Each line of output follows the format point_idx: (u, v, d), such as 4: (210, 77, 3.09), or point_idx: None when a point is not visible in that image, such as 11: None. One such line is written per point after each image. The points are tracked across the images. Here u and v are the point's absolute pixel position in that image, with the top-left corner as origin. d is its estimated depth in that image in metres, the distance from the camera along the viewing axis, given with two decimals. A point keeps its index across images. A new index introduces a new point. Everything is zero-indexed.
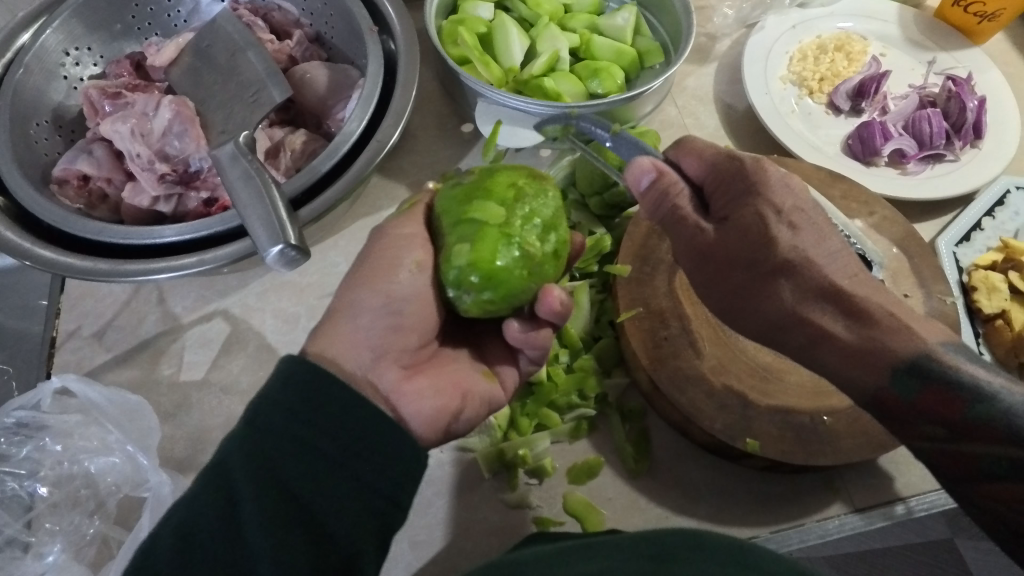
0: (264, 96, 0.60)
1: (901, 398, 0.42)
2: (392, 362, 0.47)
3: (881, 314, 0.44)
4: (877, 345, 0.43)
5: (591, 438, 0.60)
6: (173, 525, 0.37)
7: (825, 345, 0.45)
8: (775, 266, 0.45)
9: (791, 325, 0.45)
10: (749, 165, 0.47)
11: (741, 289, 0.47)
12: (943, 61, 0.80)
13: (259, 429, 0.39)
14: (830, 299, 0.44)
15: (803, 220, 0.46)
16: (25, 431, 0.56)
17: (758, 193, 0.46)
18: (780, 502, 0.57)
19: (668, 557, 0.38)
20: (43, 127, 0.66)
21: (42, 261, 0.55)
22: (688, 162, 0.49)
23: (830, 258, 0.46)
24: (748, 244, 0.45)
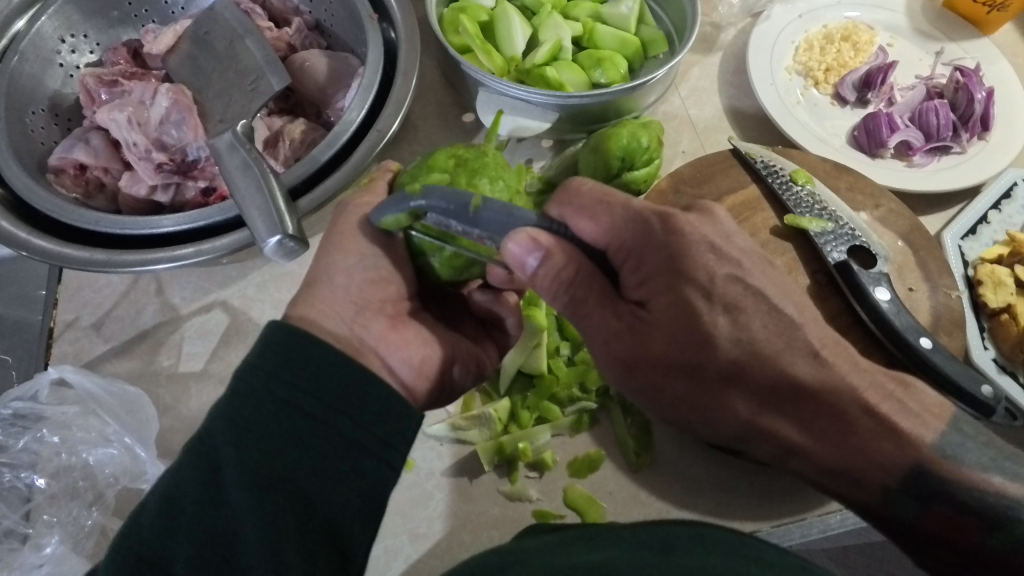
0: (263, 85, 0.59)
1: (899, 516, 0.45)
2: (376, 313, 0.48)
3: (857, 415, 0.43)
4: (858, 453, 0.44)
5: (592, 431, 0.59)
6: (159, 492, 0.38)
7: (799, 456, 0.45)
8: (725, 378, 0.42)
9: (752, 436, 0.45)
10: (658, 229, 0.42)
11: (692, 400, 0.43)
12: (951, 51, 0.79)
13: (242, 394, 0.40)
14: (787, 408, 0.43)
15: (739, 295, 0.41)
16: (21, 422, 0.56)
17: (684, 273, 0.41)
18: (782, 496, 0.57)
19: (669, 547, 0.38)
20: (39, 116, 0.65)
21: (40, 251, 0.54)
22: (582, 223, 0.43)
23: (775, 343, 0.42)
24: (685, 350, 0.41)
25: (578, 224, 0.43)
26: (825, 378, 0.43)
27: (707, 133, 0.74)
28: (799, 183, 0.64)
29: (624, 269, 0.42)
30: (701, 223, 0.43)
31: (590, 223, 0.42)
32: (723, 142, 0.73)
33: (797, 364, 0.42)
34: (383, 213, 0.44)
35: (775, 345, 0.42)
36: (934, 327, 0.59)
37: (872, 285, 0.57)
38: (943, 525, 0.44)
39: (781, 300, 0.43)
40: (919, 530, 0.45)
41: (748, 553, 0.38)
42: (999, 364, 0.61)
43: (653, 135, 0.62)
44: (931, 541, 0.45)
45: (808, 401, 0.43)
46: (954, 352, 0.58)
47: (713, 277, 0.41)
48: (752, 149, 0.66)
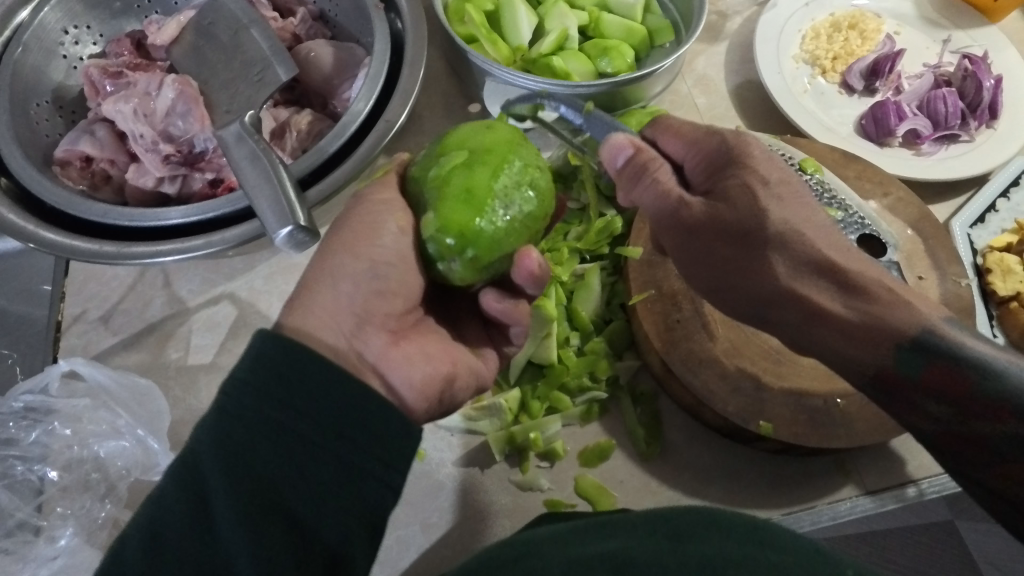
0: (270, 75, 0.58)
1: (906, 374, 0.43)
2: (377, 328, 0.45)
3: (876, 291, 0.46)
4: (876, 322, 0.44)
5: (601, 421, 0.60)
6: (143, 524, 0.35)
7: (824, 322, 0.46)
8: (768, 240, 0.47)
9: (785, 303, 0.47)
10: (732, 140, 0.50)
11: (735, 264, 0.48)
12: (958, 39, 0.79)
13: (230, 416, 0.36)
14: (822, 280, 0.46)
15: (791, 194, 0.49)
16: (32, 415, 0.56)
17: (742, 163, 0.49)
18: (792, 484, 0.57)
19: (683, 532, 0.38)
20: (43, 108, 0.64)
21: (48, 243, 0.54)
22: (667, 140, 0.52)
23: (822, 239, 0.48)
24: (739, 216, 0.47)
25: (665, 143, 0.52)
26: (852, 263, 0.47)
27: (714, 122, 0.73)
28: (808, 171, 0.63)
29: (694, 172, 0.51)
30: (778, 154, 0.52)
31: (674, 139, 0.51)
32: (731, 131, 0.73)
33: (832, 250, 0.47)
34: (515, 102, 0.64)
35: (815, 233, 0.48)
36: None
37: (881, 272, 0.57)
38: (951, 385, 0.42)
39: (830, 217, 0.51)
40: (926, 387, 0.43)
41: (758, 535, 0.38)
42: (1007, 352, 0.61)
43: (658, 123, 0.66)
44: (946, 402, 0.43)
45: (842, 274, 0.46)
46: None
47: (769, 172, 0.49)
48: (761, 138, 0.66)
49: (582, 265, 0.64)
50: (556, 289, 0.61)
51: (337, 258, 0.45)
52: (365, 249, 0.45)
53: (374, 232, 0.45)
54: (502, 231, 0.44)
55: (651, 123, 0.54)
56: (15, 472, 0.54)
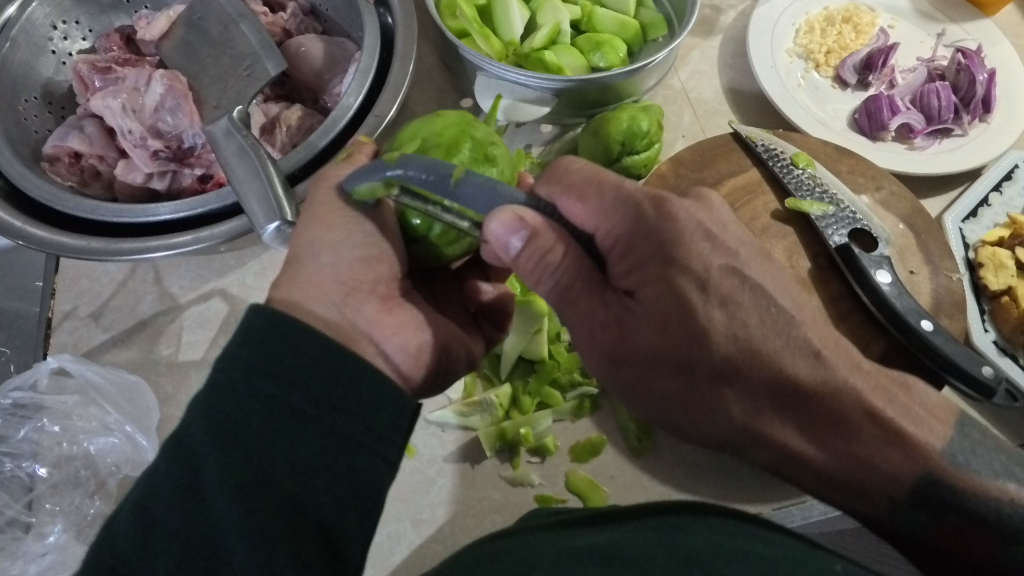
0: (258, 69, 0.58)
1: (911, 530, 0.39)
2: (367, 295, 0.44)
3: (855, 417, 0.37)
4: (869, 466, 0.38)
5: (593, 416, 0.60)
6: (133, 501, 0.34)
7: (799, 469, 0.38)
8: (716, 371, 0.37)
9: (749, 445, 0.39)
10: (650, 214, 0.40)
11: (680, 396, 0.39)
12: (953, 32, 0.79)
13: (221, 389, 0.37)
14: (795, 411, 0.37)
15: (735, 287, 0.38)
16: (22, 412, 0.55)
17: (673, 260, 0.38)
18: (781, 480, 0.57)
19: (671, 526, 0.38)
20: (32, 103, 0.64)
21: (36, 240, 0.54)
22: (570, 204, 0.41)
23: (779, 342, 0.37)
24: (672, 342, 0.38)
25: (564, 204, 0.41)
26: (824, 378, 0.37)
27: (707, 116, 0.73)
28: (800, 166, 0.63)
29: (611, 258, 0.40)
30: (696, 211, 0.41)
31: (578, 205, 0.40)
32: (724, 125, 0.73)
33: (796, 362, 0.37)
34: (358, 182, 0.42)
35: (774, 341, 0.37)
36: (934, 310, 0.59)
37: (873, 267, 0.57)
38: (951, 537, 0.39)
39: (778, 295, 0.39)
40: (926, 543, 0.39)
41: (747, 530, 0.38)
42: (999, 347, 0.61)
43: (653, 120, 0.61)
44: (942, 556, 0.39)
45: (813, 404, 0.37)
46: (955, 335, 0.58)
47: (707, 267, 0.38)
48: (753, 133, 0.66)
49: None
50: None
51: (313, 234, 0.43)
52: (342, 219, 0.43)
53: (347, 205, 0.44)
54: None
55: (547, 171, 0.42)
56: (4, 469, 0.54)
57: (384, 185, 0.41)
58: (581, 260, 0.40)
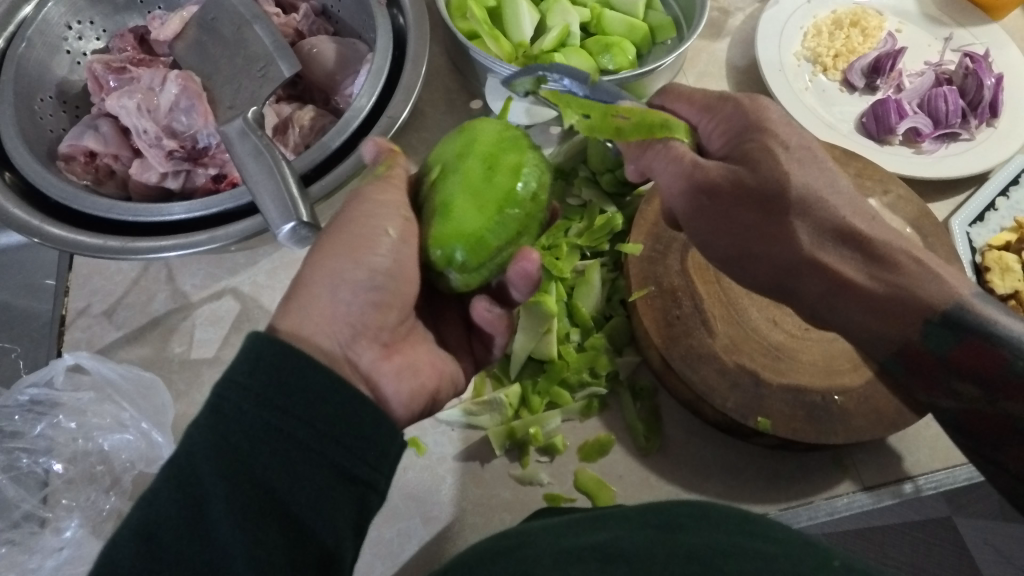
0: (273, 70, 0.58)
1: (934, 350, 0.47)
2: (371, 340, 0.44)
3: (900, 258, 0.47)
4: (899, 290, 0.47)
5: (602, 415, 0.60)
6: (134, 525, 0.33)
7: (844, 292, 0.49)
8: (792, 207, 0.48)
9: (806, 271, 0.49)
10: (745, 105, 0.49)
11: (763, 234, 0.49)
12: (960, 36, 0.79)
13: (227, 416, 0.36)
14: (838, 253, 0.48)
15: (812, 155, 0.49)
16: (37, 408, 0.56)
17: (764, 127, 0.48)
18: (788, 480, 0.58)
19: (678, 522, 0.39)
20: (47, 103, 0.65)
21: (52, 238, 0.54)
22: (681, 106, 0.52)
23: (839, 199, 0.49)
24: (767, 182, 0.47)
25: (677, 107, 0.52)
26: (869, 231, 0.48)
27: None
28: None
29: (711, 137, 0.51)
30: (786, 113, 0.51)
31: (686, 104, 0.51)
32: None
33: (852, 215, 0.48)
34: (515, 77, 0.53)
35: (835, 200, 0.48)
36: None
37: None
38: (972, 360, 0.46)
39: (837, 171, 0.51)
40: (947, 362, 0.47)
41: (752, 526, 0.40)
42: None
43: None
44: (959, 373, 0.47)
45: (854, 246, 0.48)
46: None
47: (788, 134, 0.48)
48: None
49: (583, 262, 0.65)
50: (555, 285, 0.63)
51: (340, 262, 0.43)
52: (364, 258, 0.43)
53: (373, 242, 0.43)
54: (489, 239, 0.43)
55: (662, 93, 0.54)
56: (21, 464, 0.55)
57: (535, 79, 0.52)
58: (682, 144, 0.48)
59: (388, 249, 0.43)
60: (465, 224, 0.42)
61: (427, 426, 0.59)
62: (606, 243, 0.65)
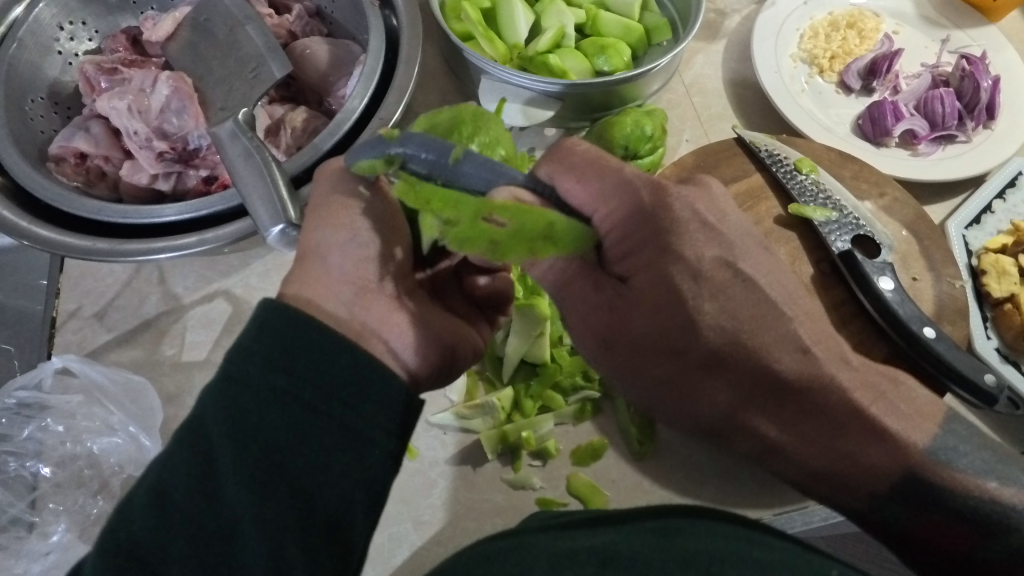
0: (265, 72, 0.58)
1: (889, 520, 0.43)
2: (377, 294, 0.43)
3: (839, 412, 0.42)
4: (851, 458, 0.42)
5: (595, 420, 0.60)
6: (150, 483, 0.35)
7: (778, 454, 0.44)
8: (711, 362, 0.41)
9: (735, 432, 0.44)
10: (646, 195, 0.41)
11: (672, 389, 0.42)
12: (957, 38, 0.79)
13: (236, 380, 0.37)
14: (773, 403, 0.42)
15: (727, 278, 0.41)
16: (26, 411, 0.56)
17: (669, 250, 0.41)
18: (785, 486, 0.57)
19: (670, 527, 0.39)
20: (38, 104, 0.64)
21: (41, 240, 0.54)
22: (571, 184, 0.42)
23: (770, 335, 0.41)
24: (668, 331, 0.41)
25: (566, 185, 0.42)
26: (810, 373, 0.42)
27: (711, 121, 0.73)
28: (804, 172, 0.63)
29: (605, 237, 0.42)
30: (694, 196, 0.43)
31: (580, 184, 0.41)
32: (728, 130, 0.73)
33: (788, 359, 0.41)
34: (357, 157, 0.42)
35: (767, 338, 0.41)
36: (937, 316, 0.59)
37: (876, 273, 0.57)
38: (932, 528, 0.42)
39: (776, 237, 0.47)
40: (908, 535, 0.43)
41: (744, 534, 0.39)
42: (1002, 354, 0.61)
43: (657, 124, 0.62)
44: (920, 546, 0.43)
45: (795, 397, 0.42)
46: (958, 342, 0.58)
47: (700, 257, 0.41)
48: (756, 138, 0.66)
49: None
50: None
51: (320, 232, 0.42)
52: (346, 219, 0.42)
53: (351, 203, 0.43)
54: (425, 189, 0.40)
55: (551, 151, 0.43)
56: (7, 468, 0.55)
57: (384, 161, 0.41)
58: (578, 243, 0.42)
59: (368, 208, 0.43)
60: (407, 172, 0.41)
61: (419, 430, 0.59)
62: None
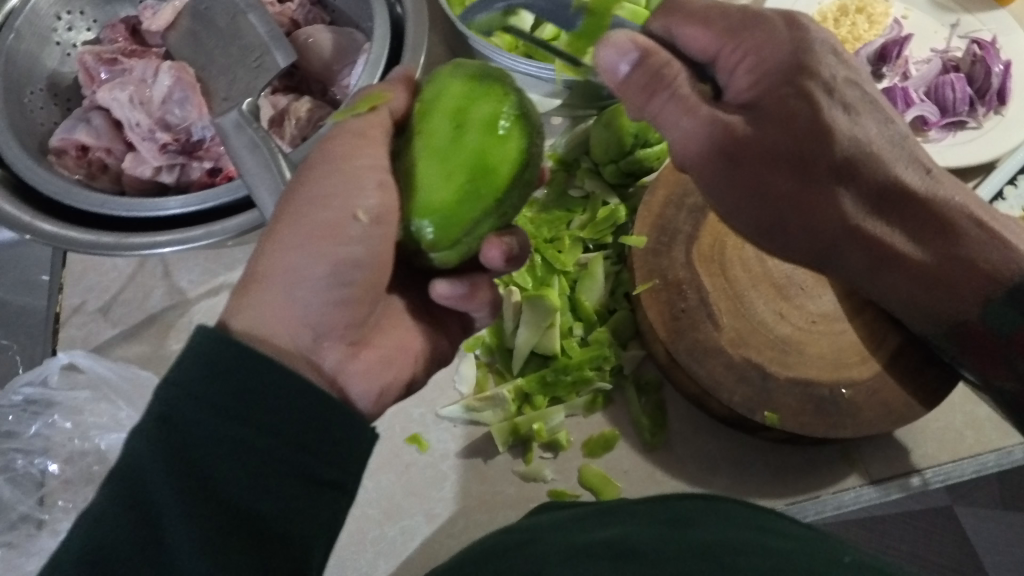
0: (268, 61, 0.56)
1: (997, 330, 0.49)
2: (336, 340, 0.44)
3: (954, 223, 0.49)
4: (945, 258, 0.49)
5: (606, 411, 0.59)
6: (79, 548, 0.32)
7: (897, 261, 0.50)
8: (835, 172, 0.47)
9: (847, 240, 0.49)
10: (782, 28, 0.48)
11: (801, 201, 0.48)
12: (968, 23, 0.77)
13: (180, 428, 0.34)
14: (892, 212, 0.49)
15: (854, 96, 0.48)
16: (33, 407, 0.56)
17: (807, 75, 0.47)
18: (796, 475, 0.57)
19: (684, 517, 0.39)
20: (37, 95, 0.63)
21: (46, 235, 0.53)
22: (694, 32, 0.47)
23: (888, 152, 0.49)
24: (807, 145, 0.46)
25: (686, 33, 0.48)
26: (929, 187, 0.50)
27: None
28: None
29: (733, 72, 0.47)
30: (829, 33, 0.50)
31: (701, 29, 0.47)
32: None
33: (905, 173, 0.49)
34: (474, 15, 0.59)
35: (888, 152, 0.49)
36: None
37: None
38: None
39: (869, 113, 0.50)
40: (1010, 341, 0.49)
41: (758, 523, 0.39)
42: None
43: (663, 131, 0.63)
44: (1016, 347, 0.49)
45: (909, 205, 0.49)
46: None
47: (834, 74, 0.48)
48: None
49: (585, 255, 0.64)
50: (558, 279, 0.63)
51: (301, 247, 0.42)
52: (328, 248, 0.42)
53: (342, 228, 0.41)
54: (475, 163, 0.39)
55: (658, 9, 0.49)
56: (16, 466, 0.54)
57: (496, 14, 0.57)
58: (691, 81, 0.47)
59: (359, 233, 0.41)
60: (448, 161, 0.39)
61: (429, 422, 0.58)
62: (610, 236, 0.64)
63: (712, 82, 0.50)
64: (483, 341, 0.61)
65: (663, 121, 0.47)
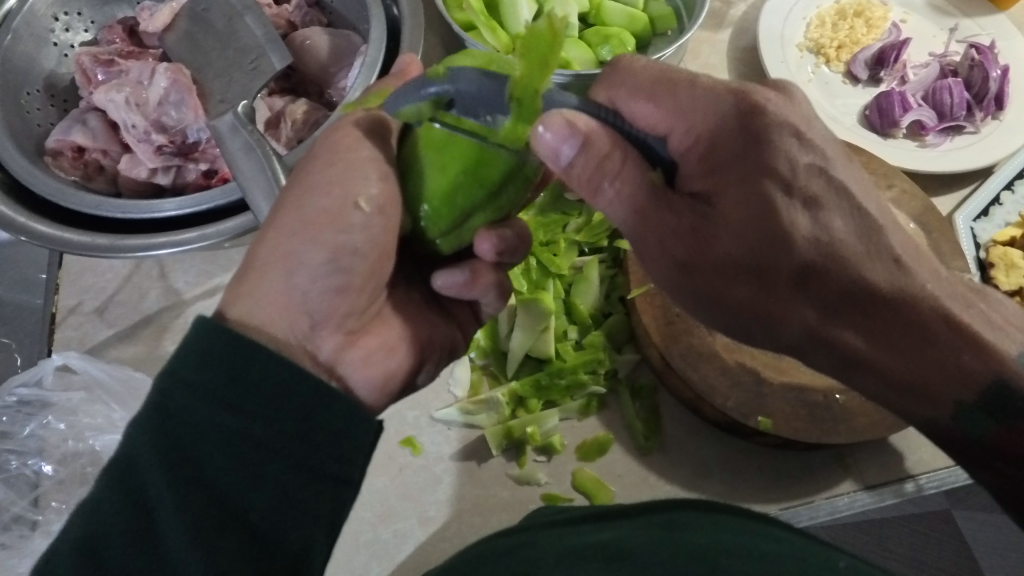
0: (264, 63, 0.56)
1: (970, 432, 0.41)
2: (335, 327, 0.44)
3: (936, 323, 0.40)
4: (925, 361, 0.41)
5: (600, 414, 0.59)
6: (76, 539, 0.32)
7: (862, 367, 0.42)
8: (788, 277, 0.41)
9: (813, 346, 0.43)
10: (728, 100, 0.40)
11: (752, 304, 0.43)
12: (966, 28, 0.78)
13: (175, 416, 0.34)
14: (857, 315, 0.41)
15: (820, 188, 0.40)
16: (28, 408, 0.56)
17: (763, 165, 0.40)
18: (790, 480, 0.57)
19: (674, 520, 0.40)
20: (34, 96, 0.63)
21: (40, 236, 0.53)
22: (637, 105, 0.42)
23: (856, 245, 0.40)
24: (753, 251, 0.40)
25: (632, 107, 0.42)
26: (900, 284, 0.41)
27: None
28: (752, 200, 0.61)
29: (684, 157, 0.41)
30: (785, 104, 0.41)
31: (648, 107, 0.41)
32: None
33: (875, 270, 0.40)
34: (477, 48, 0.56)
35: (854, 249, 0.40)
36: None
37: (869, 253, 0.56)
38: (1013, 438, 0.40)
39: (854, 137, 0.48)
40: (986, 446, 0.41)
41: (743, 525, 0.39)
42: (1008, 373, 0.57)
43: None
44: (998, 455, 0.41)
45: (881, 309, 0.40)
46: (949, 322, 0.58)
47: (794, 166, 0.40)
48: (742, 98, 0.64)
49: (581, 258, 0.64)
50: (553, 283, 0.63)
51: (294, 242, 0.42)
52: (326, 236, 0.42)
53: (344, 215, 0.41)
54: (466, 161, 0.37)
55: (607, 73, 0.43)
56: (10, 467, 0.54)
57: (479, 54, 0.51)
58: (644, 166, 0.39)
59: (360, 222, 0.41)
60: (441, 154, 0.38)
61: (423, 425, 0.59)
62: (606, 240, 0.64)
63: (665, 164, 0.39)
64: (478, 344, 0.62)
65: (602, 199, 0.41)
